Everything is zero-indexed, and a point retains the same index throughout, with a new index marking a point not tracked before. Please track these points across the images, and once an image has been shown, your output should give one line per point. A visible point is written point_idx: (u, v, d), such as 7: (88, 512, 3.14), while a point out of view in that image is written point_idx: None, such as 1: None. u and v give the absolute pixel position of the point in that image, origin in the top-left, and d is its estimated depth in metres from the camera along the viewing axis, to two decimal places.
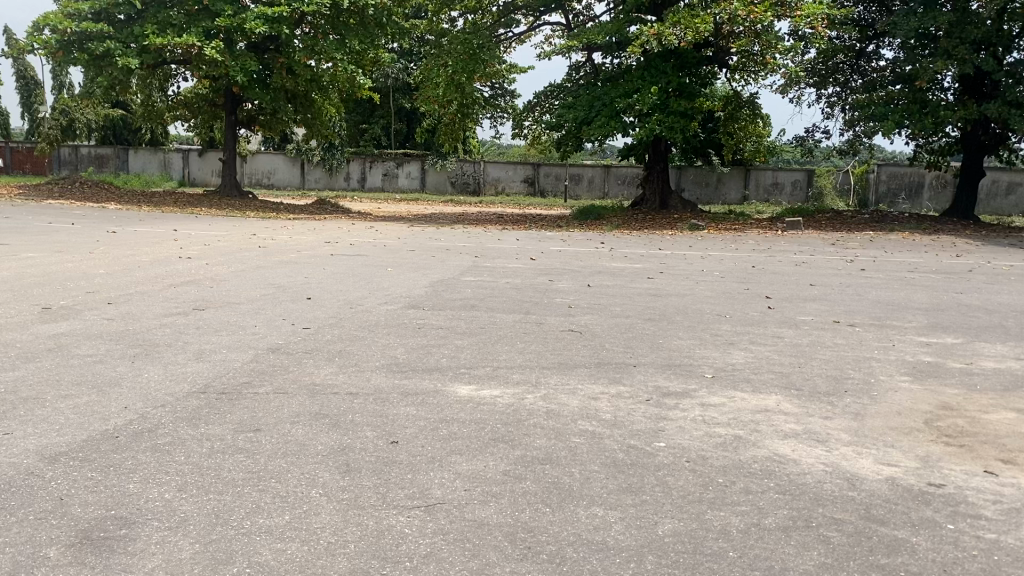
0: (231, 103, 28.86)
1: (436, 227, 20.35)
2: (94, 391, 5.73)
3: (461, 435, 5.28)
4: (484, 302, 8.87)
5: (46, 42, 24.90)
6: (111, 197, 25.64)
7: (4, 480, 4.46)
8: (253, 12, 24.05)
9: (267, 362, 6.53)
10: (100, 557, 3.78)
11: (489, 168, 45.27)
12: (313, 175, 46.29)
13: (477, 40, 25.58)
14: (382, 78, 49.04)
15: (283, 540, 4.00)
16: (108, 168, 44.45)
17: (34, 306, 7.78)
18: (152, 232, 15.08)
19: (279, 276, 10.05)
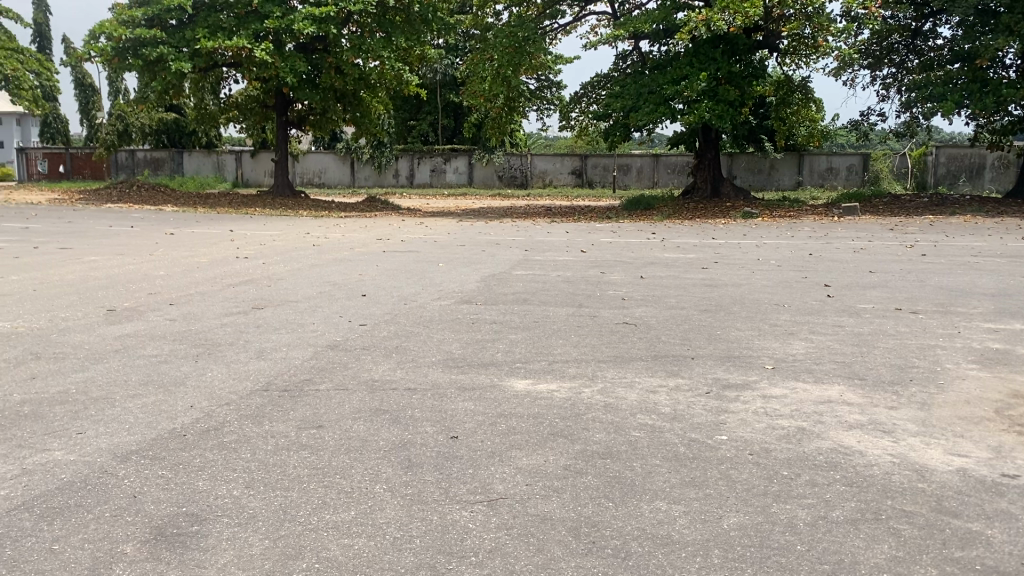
0: (281, 103, 29.25)
1: (486, 222, 20.40)
2: (160, 391, 5.86)
3: (520, 429, 5.29)
4: (537, 295, 8.86)
5: (102, 49, 25.48)
6: (168, 200, 26.18)
7: (79, 478, 4.58)
8: (302, 13, 24.28)
9: (326, 359, 6.61)
10: (174, 552, 3.87)
11: (536, 161, 45.52)
12: (362, 173, 46.72)
13: (523, 33, 25.49)
14: (430, 73, 49.38)
15: (350, 535, 4.04)
16: (165, 171, 45.91)
17: (100, 309, 7.97)
18: (209, 233, 15.39)
19: (334, 273, 10.16)
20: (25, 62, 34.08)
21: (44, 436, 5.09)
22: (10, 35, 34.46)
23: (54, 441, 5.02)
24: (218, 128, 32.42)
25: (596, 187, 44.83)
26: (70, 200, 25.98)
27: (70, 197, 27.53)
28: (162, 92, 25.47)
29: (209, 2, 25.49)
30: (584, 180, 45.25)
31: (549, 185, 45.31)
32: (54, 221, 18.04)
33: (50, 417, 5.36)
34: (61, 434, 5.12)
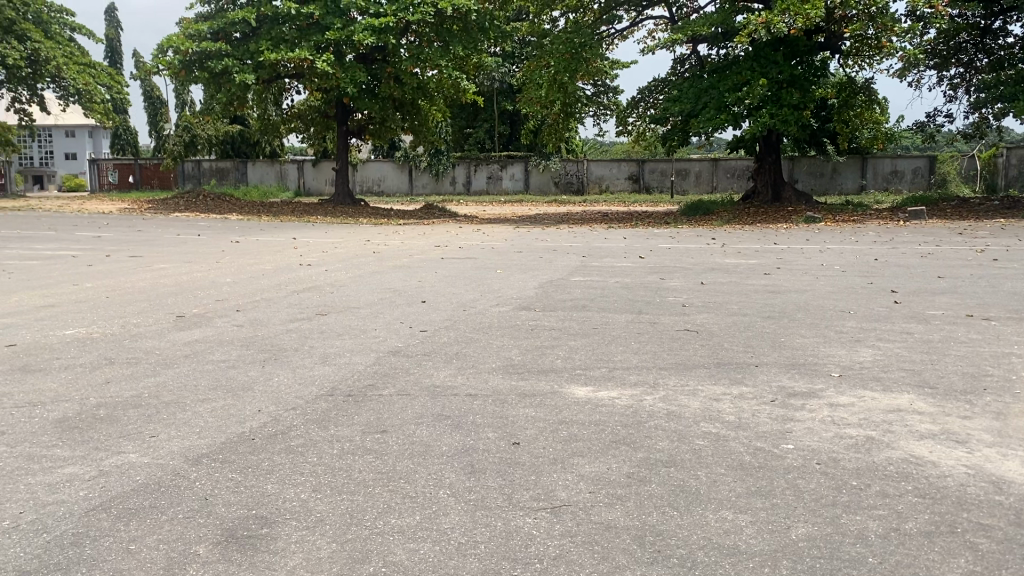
0: (342, 113, 29.76)
1: (543, 228, 20.40)
2: (229, 395, 5.99)
3: (582, 437, 5.27)
4: (595, 302, 8.83)
5: (170, 62, 26.27)
6: (232, 208, 26.80)
7: (153, 480, 4.72)
8: (362, 24, 24.69)
9: (388, 364, 6.69)
10: (245, 554, 3.95)
11: (593, 167, 45.52)
12: (420, 181, 47.18)
13: (579, 38, 25.38)
14: (486, 81, 49.73)
15: (415, 540, 4.08)
16: (229, 181, 46.74)
17: (169, 315, 8.20)
18: (272, 241, 15.69)
19: (394, 280, 10.28)
20: (97, 76, 35.31)
21: (119, 439, 5.24)
22: (82, 50, 35.76)
23: (128, 443, 5.18)
24: (280, 138, 33.10)
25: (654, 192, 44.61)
26: (139, 210, 26.77)
27: (140, 207, 28.38)
28: (227, 103, 26.09)
29: (273, 15, 26.00)
30: (641, 186, 45.10)
31: (605, 191, 45.25)
32: (125, 229, 18.65)
33: (125, 421, 5.52)
34: (135, 437, 5.27)
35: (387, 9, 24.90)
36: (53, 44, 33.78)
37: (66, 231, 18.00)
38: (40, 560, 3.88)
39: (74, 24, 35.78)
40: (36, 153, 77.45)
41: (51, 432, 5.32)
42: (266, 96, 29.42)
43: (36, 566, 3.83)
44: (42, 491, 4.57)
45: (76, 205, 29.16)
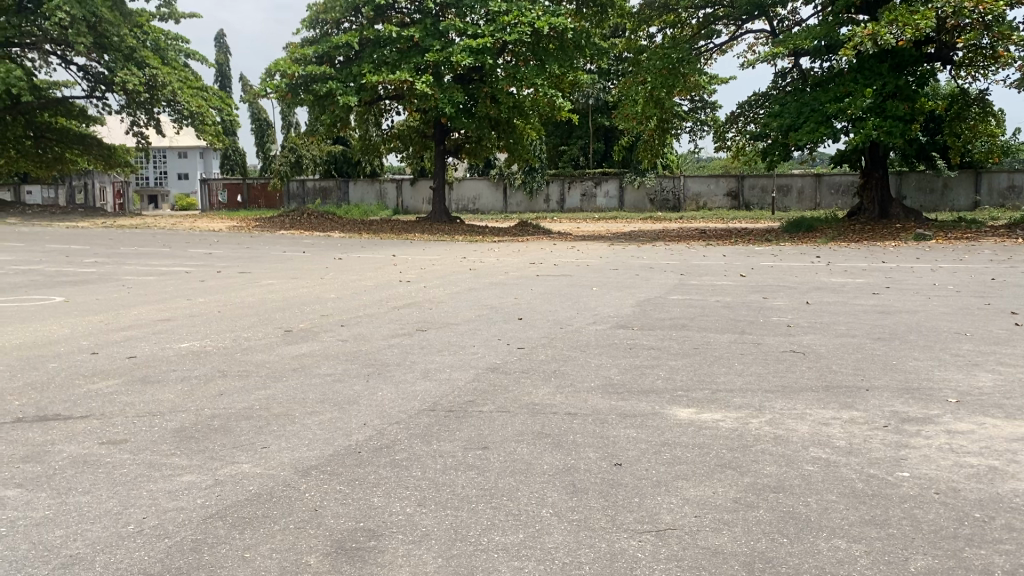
0: (440, 133, 30.32)
1: (639, 245, 20.29)
2: (335, 409, 6.15)
3: (686, 460, 5.18)
4: (695, 321, 8.69)
5: (278, 86, 27.44)
6: (333, 226, 27.62)
7: (266, 490, 4.88)
8: (460, 45, 25.03)
9: (488, 381, 6.73)
10: (354, 566, 4.03)
11: (689, 183, 45.17)
12: (515, 198, 47.46)
13: (677, 53, 25.21)
14: (581, 99, 50.01)
15: (520, 558, 4.09)
16: (332, 200, 48.40)
17: (278, 329, 8.49)
18: (372, 258, 16.08)
19: (490, 297, 10.37)
20: (208, 99, 37.22)
21: (233, 449, 5.45)
22: (196, 75, 37.64)
23: (241, 453, 5.37)
24: (380, 158, 33.91)
25: (753, 210, 43.79)
26: (247, 227, 27.88)
27: (247, 224, 29.53)
28: (330, 124, 26.94)
29: (376, 39, 26.80)
30: (740, 202, 44.40)
31: (703, 208, 44.77)
32: (235, 246, 19.42)
33: (237, 431, 5.73)
34: (248, 448, 5.47)
35: (485, 30, 25.24)
36: (170, 70, 35.66)
37: (181, 248, 18.92)
38: (163, 563, 4.06)
39: (189, 51, 37.69)
40: (153, 173, 82.13)
41: (170, 441, 5.58)
42: (367, 117, 30.33)
43: (159, 569, 4.00)
44: (163, 497, 4.78)
45: (189, 223, 30.58)
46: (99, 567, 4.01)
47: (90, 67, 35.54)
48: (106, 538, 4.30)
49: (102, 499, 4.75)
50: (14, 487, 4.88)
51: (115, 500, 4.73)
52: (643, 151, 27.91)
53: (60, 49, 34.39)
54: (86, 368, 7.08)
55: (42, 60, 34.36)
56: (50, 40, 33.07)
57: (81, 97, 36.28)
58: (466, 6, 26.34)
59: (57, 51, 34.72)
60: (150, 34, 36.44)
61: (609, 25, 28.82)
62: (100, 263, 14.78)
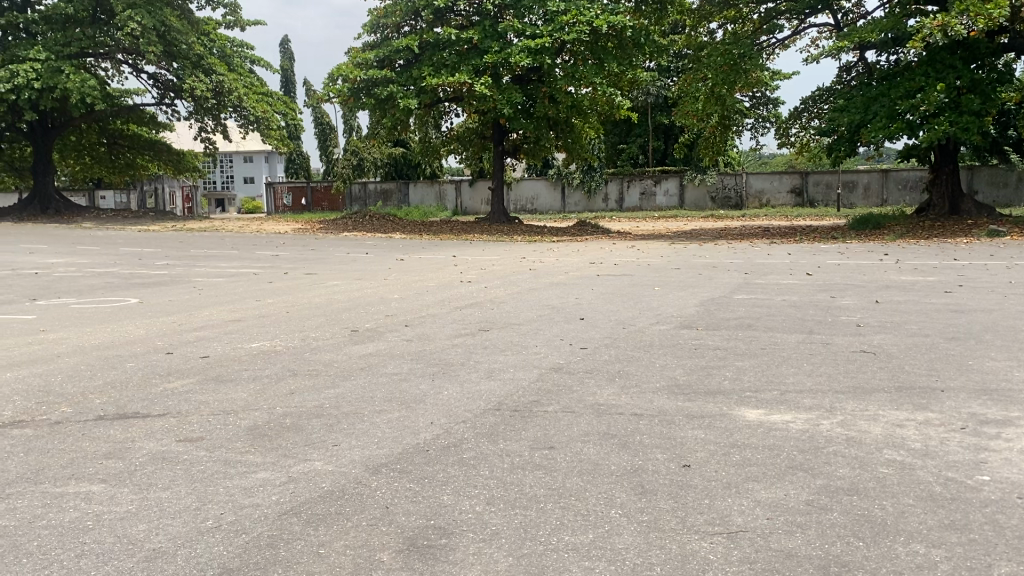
0: (498, 134, 30.42)
1: (701, 243, 20.07)
2: (403, 407, 6.25)
3: (756, 461, 5.12)
4: (761, 321, 8.59)
5: (340, 90, 27.96)
6: (394, 227, 28.00)
7: (338, 487, 4.97)
8: (518, 46, 25.08)
9: (551, 381, 6.74)
10: (426, 564, 4.08)
11: (752, 180, 44.50)
12: (573, 198, 47.34)
13: (738, 49, 24.77)
14: (641, 96, 49.70)
15: (590, 558, 4.09)
16: (392, 203, 48.74)
17: (345, 329, 8.65)
18: (434, 258, 16.19)
19: (551, 296, 10.40)
20: (274, 105, 37.98)
21: (305, 447, 5.56)
22: (260, 81, 38.53)
23: (313, 451, 5.48)
24: (439, 160, 34.19)
25: (818, 206, 42.95)
26: (312, 229, 28.45)
27: (312, 227, 30.10)
28: (391, 127, 27.26)
29: (435, 42, 27.04)
30: (805, 199, 43.61)
31: (766, 205, 44.09)
32: (299, 249, 19.76)
33: (309, 429, 5.85)
34: (319, 445, 5.58)
35: (543, 30, 25.25)
36: (235, 76, 36.56)
37: (248, 251, 19.33)
38: (241, 558, 4.16)
39: (254, 57, 38.59)
40: (219, 178, 84.49)
41: (245, 438, 5.72)
42: (426, 119, 30.68)
43: (239, 564, 4.11)
44: (239, 494, 4.91)
45: (254, 226, 31.20)
46: (181, 560, 4.14)
47: (158, 75, 36.60)
48: (185, 533, 4.43)
49: (181, 495, 4.90)
50: (99, 483, 5.06)
51: (193, 495, 4.88)
52: (704, 148, 27.68)
53: (131, 58, 35.45)
54: (162, 368, 7.30)
55: (114, 69, 35.46)
56: (120, 49, 34.08)
57: (151, 104, 37.34)
58: (524, 6, 26.34)
59: (128, 60, 35.81)
60: (217, 42, 37.45)
61: (669, 22, 28.64)
62: (172, 265, 15.25)
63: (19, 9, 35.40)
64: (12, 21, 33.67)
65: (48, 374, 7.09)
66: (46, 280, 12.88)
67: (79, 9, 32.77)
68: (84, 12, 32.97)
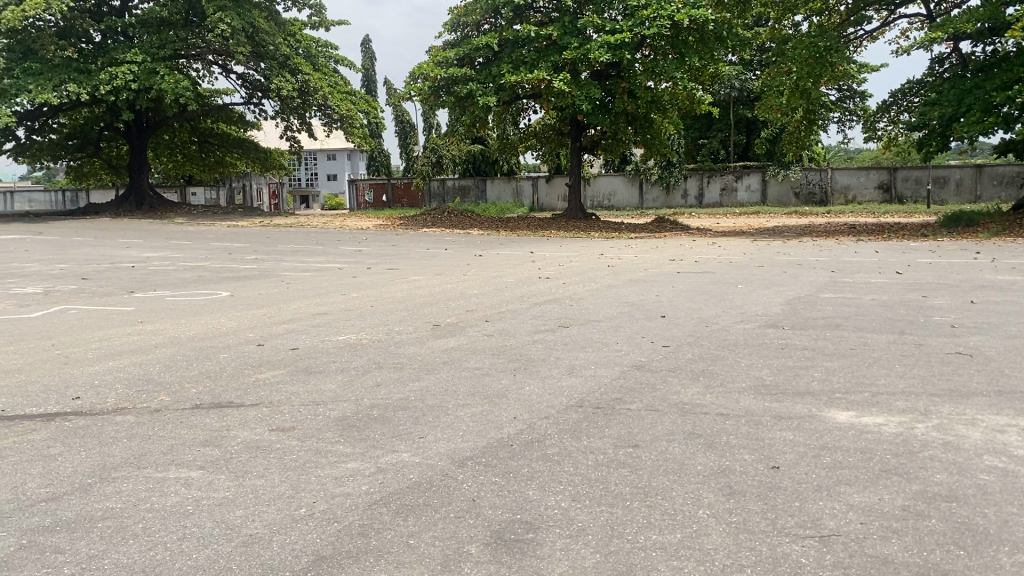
0: (576, 129, 30.39)
1: (783, 241, 19.67)
2: (486, 402, 6.32)
3: (848, 464, 5.01)
4: (850, 320, 8.38)
5: (420, 89, 28.49)
6: (472, 223, 28.32)
7: (425, 479, 5.06)
8: (597, 42, 25.05)
9: (634, 379, 6.72)
10: (515, 557, 4.12)
11: (838, 176, 43.46)
12: (651, 194, 46.82)
13: (824, 41, 24.18)
14: (723, 90, 48.89)
15: (679, 558, 4.06)
16: (470, 199, 49.08)
17: (427, 323, 8.77)
18: (512, 254, 16.36)
19: (631, 293, 10.38)
20: (356, 103, 38.71)
21: (392, 438, 5.68)
22: (344, 80, 39.33)
23: (400, 443, 5.59)
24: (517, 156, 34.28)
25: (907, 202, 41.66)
26: (392, 225, 29.11)
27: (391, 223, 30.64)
28: (470, 125, 27.58)
29: (514, 38, 27.15)
30: (893, 195, 42.36)
31: (852, 201, 42.96)
32: (380, 244, 20.25)
33: (395, 421, 5.97)
34: (406, 437, 5.69)
35: (623, 25, 25.18)
36: (320, 75, 37.40)
37: (331, 246, 19.82)
38: (334, 546, 4.28)
39: (338, 57, 39.39)
40: (303, 174, 87.13)
41: (334, 429, 5.87)
42: (504, 116, 30.83)
43: (332, 551, 4.22)
44: (330, 483, 5.04)
45: (336, 222, 31.82)
46: (277, 546, 4.27)
47: (246, 76, 37.70)
48: (280, 520, 4.57)
49: (276, 482, 5.07)
50: (197, 468, 5.27)
51: (286, 484, 5.03)
52: (788, 143, 27.17)
53: (220, 59, 36.60)
54: (253, 359, 7.52)
55: (205, 69, 36.66)
56: (211, 50, 35.14)
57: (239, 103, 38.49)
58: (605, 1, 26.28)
59: (217, 60, 36.95)
60: (303, 42, 38.40)
61: (753, 16, 28.07)
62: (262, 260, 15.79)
63: (117, 14, 36.93)
64: (111, 26, 35.08)
65: (148, 363, 7.42)
66: (144, 273, 13.47)
67: (172, 12, 33.93)
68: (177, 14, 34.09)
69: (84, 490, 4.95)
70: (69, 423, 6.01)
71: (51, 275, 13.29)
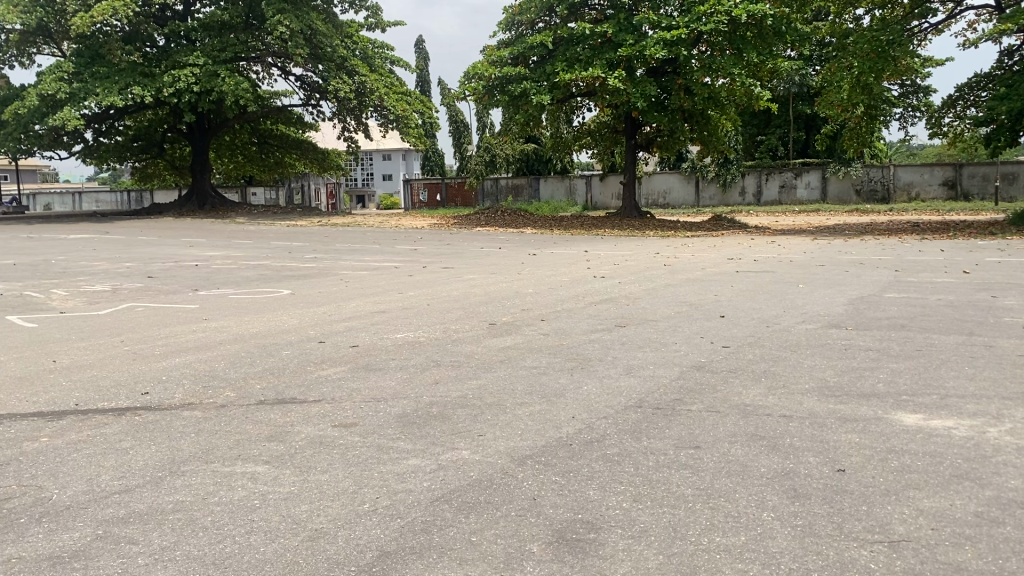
0: (631, 128, 30.23)
1: (844, 239, 19.29)
2: (544, 400, 6.34)
3: (917, 468, 4.90)
4: (916, 321, 8.19)
5: (475, 88, 28.65)
6: (526, 222, 28.37)
7: (486, 477, 5.09)
8: (653, 38, 24.90)
9: (694, 379, 6.67)
10: (577, 557, 4.13)
11: (901, 173, 42.53)
12: (708, 192, 46.30)
13: (887, 35, 23.66)
14: (782, 86, 48.18)
15: (744, 561, 4.02)
16: (524, 198, 48.93)
17: (483, 323, 8.80)
18: (568, 253, 16.35)
19: (688, 292, 10.28)
20: (411, 103, 39.05)
21: (452, 436, 5.73)
22: (399, 80, 39.71)
23: (460, 441, 5.64)
24: (570, 155, 34.23)
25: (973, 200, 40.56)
26: (446, 224, 29.37)
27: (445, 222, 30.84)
28: (524, 123, 27.66)
29: (569, 36, 27.11)
30: (958, 192, 41.30)
31: (915, 198, 42.01)
32: (436, 243, 20.43)
33: (455, 419, 6.02)
34: (466, 435, 5.73)
35: (679, 22, 24.99)
36: (376, 76, 37.81)
37: (388, 245, 20.04)
38: (398, 542, 4.33)
39: (394, 58, 39.80)
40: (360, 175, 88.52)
41: (396, 426, 5.94)
42: (558, 114, 30.84)
43: (396, 547, 4.27)
44: (392, 479, 5.10)
45: (391, 221, 32.18)
46: (342, 541, 4.34)
47: (305, 77, 38.29)
48: (345, 515, 4.65)
49: (339, 478, 5.15)
50: (263, 463, 5.38)
51: (349, 479, 5.11)
52: (848, 139, 26.62)
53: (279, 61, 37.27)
54: (315, 356, 7.66)
55: (264, 71, 37.39)
56: (270, 53, 35.75)
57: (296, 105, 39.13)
58: None
59: (276, 62, 37.63)
60: (359, 43, 38.89)
61: (814, 9, 27.58)
62: (321, 259, 16.05)
63: (179, 18, 37.84)
64: (174, 30, 35.88)
65: (214, 360, 7.59)
66: (208, 271, 13.81)
67: (233, 16, 34.65)
68: (238, 18, 34.79)
69: (155, 483, 5.09)
70: (140, 417, 6.19)
71: (119, 274, 13.71)
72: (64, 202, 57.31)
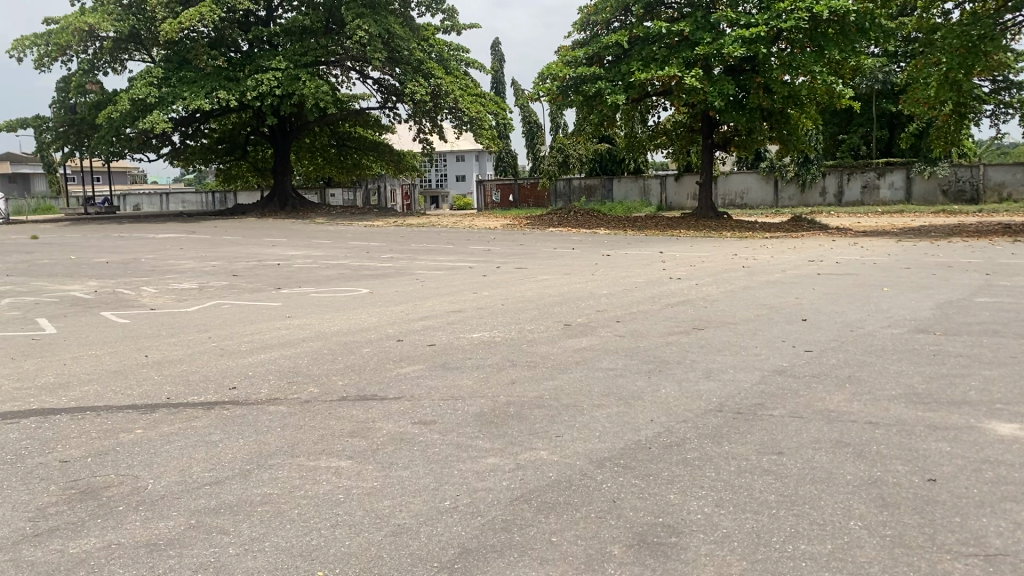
0: (707, 127, 29.87)
1: (933, 241, 18.71)
2: (622, 403, 6.32)
3: (1013, 480, 4.72)
4: (1011, 327, 7.88)
5: (549, 89, 28.68)
6: (600, 223, 28.29)
7: (566, 477, 5.11)
8: (732, 36, 24.58)
9: (776, 383, 6.57)
10: (659, 561, 4.11)
11: (991, 172, 41.09)
12: (786, 192, 45.25)
13: (977, 29, 22.83)
14: (865, 83, 46.98)
15: (831, 570, 3.95)
16: (596, 199, 48.78)
17: (558, 323, 8.82)
18: (645, 255, 16.23)
19: (767, 295, 10.11)
20: (485, 105, 39.32)
21: (530, 436, 5.76)
22: (473, 82, 40.07)
23: (537, 441, 5.67)
24: (645, 155, 34.03)
25: None
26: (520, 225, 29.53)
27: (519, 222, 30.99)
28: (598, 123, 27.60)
29: (645, 36, 26.95)
30: None
31: (1006, 199, 40.48)
32: (511, 244, 20.55)
33: (533, 419, 6.05)
34: (544, 435, 5.76)
35: (759, 19, 24.58)
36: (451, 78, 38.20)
37: (463, 245, 20.29)
38: (479, 539, 4.39)
39: (468, 60, 40.17)
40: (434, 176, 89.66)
41: (474, 424, 6.01)
42: (632, 115, 30.67)
43: (476, 544, 4.33)
44: (472, 477, 5.16)
45: (464, 222, 32.50)
46: (424, 537, 4.42)
47: (383, 80, 38.89)
48: (427, 512, 4.72)
49: (419, 475, 5.23)
50: (346, 459, 5.51)
51: (431, 476, 5.20)
52: (936, 138, 25.79)
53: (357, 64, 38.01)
54: (394, 354, 7.80)
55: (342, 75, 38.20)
56: (349, 56, 36.45)
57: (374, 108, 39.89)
58: None
59: (354, 66, 38.40)
60: (435, 46, 39.39)
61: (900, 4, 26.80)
62: (397, 259, 16.32)
63: (262, 24, 38.91)
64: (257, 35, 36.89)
65: (296, 357, 7.79)
66: (288, 270, 14.19)
67: (314, 21, 35.52)
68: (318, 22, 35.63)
69: (244, 475, 5.27)
70: (229, 411, 6.41)
71: (206, 272, 14.19)
72: (151, 203, 59.62)
